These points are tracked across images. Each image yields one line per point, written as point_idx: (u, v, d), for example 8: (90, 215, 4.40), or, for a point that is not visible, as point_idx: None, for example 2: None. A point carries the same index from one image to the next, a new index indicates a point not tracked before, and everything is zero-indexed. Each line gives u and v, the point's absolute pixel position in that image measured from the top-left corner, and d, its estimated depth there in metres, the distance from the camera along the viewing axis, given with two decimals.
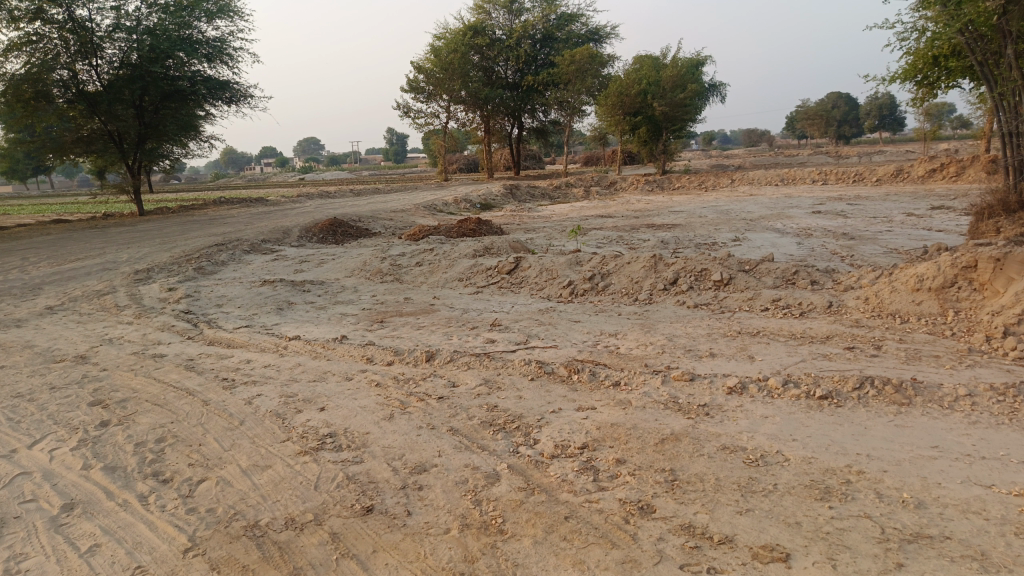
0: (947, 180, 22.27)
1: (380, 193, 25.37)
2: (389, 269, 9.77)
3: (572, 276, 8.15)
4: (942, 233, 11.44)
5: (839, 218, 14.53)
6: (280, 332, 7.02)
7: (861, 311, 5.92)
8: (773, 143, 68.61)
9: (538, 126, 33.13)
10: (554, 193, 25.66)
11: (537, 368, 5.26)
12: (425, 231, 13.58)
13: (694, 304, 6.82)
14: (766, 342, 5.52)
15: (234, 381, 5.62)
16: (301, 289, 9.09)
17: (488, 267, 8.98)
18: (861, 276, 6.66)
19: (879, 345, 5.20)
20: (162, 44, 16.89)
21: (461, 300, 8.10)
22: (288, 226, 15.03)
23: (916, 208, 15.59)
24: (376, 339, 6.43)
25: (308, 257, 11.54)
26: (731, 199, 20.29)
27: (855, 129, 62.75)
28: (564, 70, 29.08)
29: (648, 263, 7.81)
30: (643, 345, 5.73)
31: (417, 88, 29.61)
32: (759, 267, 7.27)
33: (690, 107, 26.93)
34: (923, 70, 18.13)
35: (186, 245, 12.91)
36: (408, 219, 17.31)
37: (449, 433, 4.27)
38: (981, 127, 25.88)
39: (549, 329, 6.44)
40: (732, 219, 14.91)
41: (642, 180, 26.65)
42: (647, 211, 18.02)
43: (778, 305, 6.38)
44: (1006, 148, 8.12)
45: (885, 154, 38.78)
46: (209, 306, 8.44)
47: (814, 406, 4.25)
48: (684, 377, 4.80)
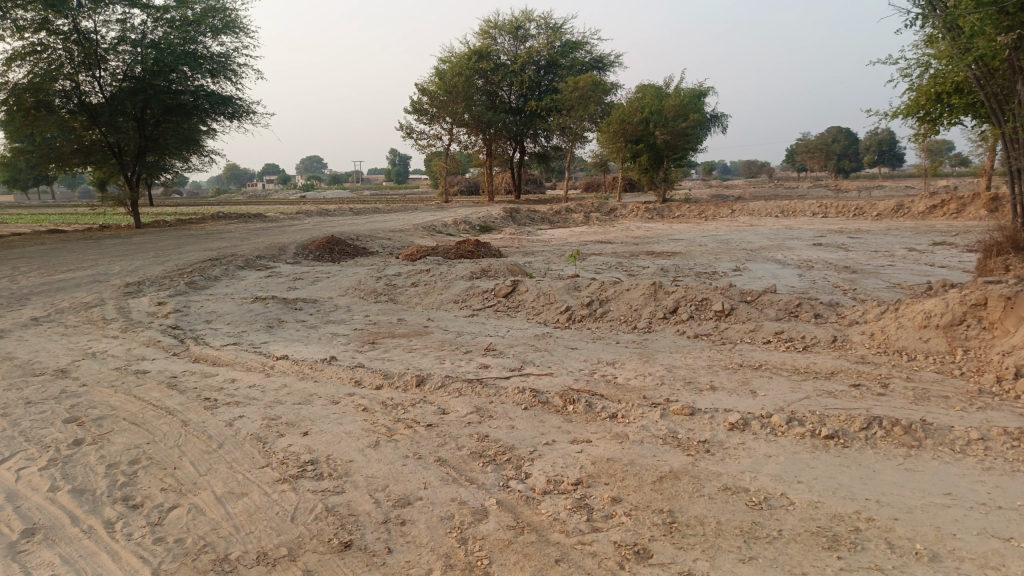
0: (948, 216, 22.23)
1: (379, 212, 25.30)
2: (384, 289, 9.59)
3: (570, 301, 7.98)
4: (945, 269, 11.32)
5: (840, 251, 14.43)
6: (268, 351, 6.83)
7: (866, 347, 5.74)
8: (773, 175, 68.93)
9: (540, 151, 33.19)
10: (554, 218, 25.60)
11: (531, 397, 5.06)
12: (422, 252, 13.43)
13: (694, 334, 6.64)
14: (769, 376, 5.34)
15: (216, 401, 5.41)
16: (293, 307, 8.91)
17: (485, 290, 8.81)
18: (866, 310, 6.50)
19: (886, 383, 5.01)
20: (166, 57, 16.77)
21: (456, 323, 7.92)
22: (285, 242, 14.87)
23: (918, 243, 15.50)
24: (366, 361, 6.24)
25: (302, 274, 11.38)
26: (731, 228, 20.21)
27: (855, 164, 63.12)
28: (567, 96, 29.17)
29: (647, 290, 7.64)
30: (641, 375, 5.55)
31: (420, 110, 29.68)
32: (761, 298, 7.10)
33: (692, 136, 27.34)
34: (926, 106, 18.15)
35: (180, 259, 12.74)
36: (406, 239, 17.18)
37: (436, 464, 4.07)
38: (982, 166, 25.93)
39: (545, 356, 6.26)
40: (732, 249, 14.79)
41: (643, 208, 26.61)
42: (647, 238, 17.91)
43: (781, 338, 6.20)
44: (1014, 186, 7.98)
45: (885, 189, 38.91)
46: (197, 322, 8.24)
47: (820, 446, 4.06)
48: (683, 411, 4.61)
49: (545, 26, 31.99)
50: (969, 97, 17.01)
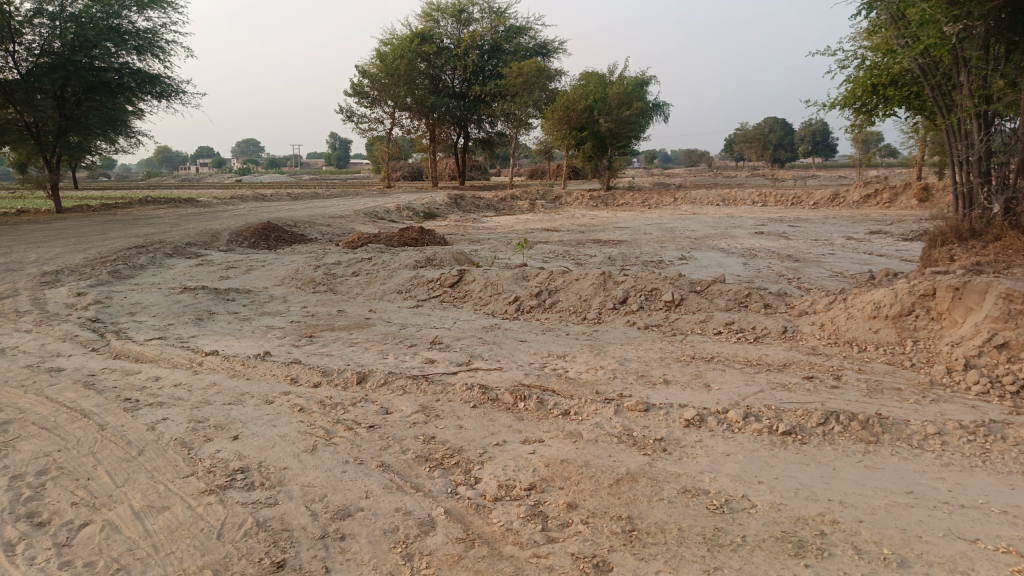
0: (881, 206, 22.89)
1: (319, 198, 24.59)
2: (323, 279, 9.19)
3: (518, 291, 7.76)
4: (883, 258, 11.54)
5: (782, 239, 14.62)
6: (197, 346, 6.39)
7: (817, 338, 5.69)
8: (712, 164, 70.22)
9: (484, 137, 32.82)
10: (499, 204, 25.35)
11: (479, 394, 4.82)
12: (364, 239, 12.99)
13: (644, 325, 6.50)
14: (722, 368, 5.22)
15: (137, 403, 4.99)
16: (225, 298, 8.43)
17: (429, 279, 8.51)
18: (814, 300, 6.46)
19: (838, 375, 4.95)
20: (88, 31, 15.77)
21: (400, 314, 7.61)
22: (218, 228, 14.21)
23: (855, 232, 15.83)
24: (304, 356, 5.89)
25: (237, 262, 10.84)
26: (674, 216, 20.34)
27: (789, 154, 64.92)
28: (512, 82, 28.86)
29: (597, 280, 7.47)
30: (593, 369, 5.36)
31: (361, 93, 28.96)
32: (711, 288, 7.01)
33: (635, 124, 27.44)
34: (862, 98, 18.56)
35: (103, 247, 11.99)
36: (347, 226, 16.67)
37: (379, 470, 3.79)
38: (912, 157, 26.82)
39: (493, 349, 6.02)
40: (677, 237, 14.81)
41: (587, 195, 26.60)
42: (592, 226, 17.84)
43: (732, 329, 6.10)
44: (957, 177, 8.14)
45: (820, 178, 39.98)
46: (120, 314, 7.70)
47: (778, 443, 3.93)
48: (638, 407, 4.44)
49: (489, 10, 31.51)
50: (903, 88, 17.46)
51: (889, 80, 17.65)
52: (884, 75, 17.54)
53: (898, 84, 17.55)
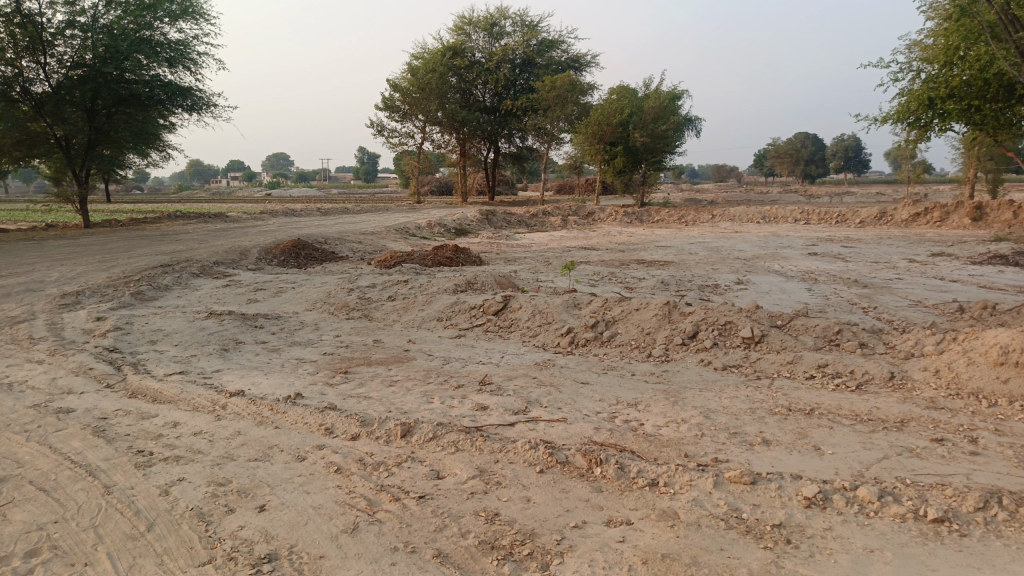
0: (932, 225, 21.81)
1: (349, 213, 24.11)
2: (357, 303, 8.53)
3: (570, 322, 7.03)
4: (959, 284, 10.63)
5: (839, 261, 13.71)
6: (221, 384, 5.73)
7: (933, 387, 4.88)
8: (743, 179, 69.06)
9: (515, 152, 32.19)
10: (532, 221, 24.69)
11: (546, 454, 4.08)
12: (397, 258, 12.40)
13: (722, 365, 5.75)
14: (828, 426, 4.45)
15: (151, 456, 4.34)
16: (252, 324, 7.82)
17: (472, 306, 7.81)
18: (919, 340, 5.65)
19: (974, 438, 4.13)
20: (120, 43, 15.46)
21: (441, 346, 6.92)
22: (246, 245, 13.68)
23: (915, 255, 14.84)
24: (340, 399, 5.21)
25: (265, 283, 10.25)
26: (717, 235, 19.47)
27: (821, 170, 63.65)
28: (544, 96, 28.22)
29: (661, 310, 6.72)
30: (673, 423, 4.62)
31: (392, 107, 28.45)
32: (794, 322, 6.24)
33: (671, 139, 26.68)
34: (917, 111, 17.82)
35: (128, 265, 11.48)
36: (378, 242, 16.09)
37: (435, 563, 3.08)
38: (964, 174, 25.66)
39: (553, 394, 5.27)
40: (725, 257, 14.00)
41: (621, 211, 25.81)
42: (632, 245, 17.03)
43: (827, 374, 5.33)
44: None
45: (856, 196, 38.80)
46: (139, 343, 7.10)
47: (930, 535, 3.15)
48: (742, 479, 3.69)
49: (521, 24, 31.04)
50: (963, 102, 16.81)
51: (948, 92, 17.02)
52: (943, 87, 16.95)
53: (957, 97, 16.92)
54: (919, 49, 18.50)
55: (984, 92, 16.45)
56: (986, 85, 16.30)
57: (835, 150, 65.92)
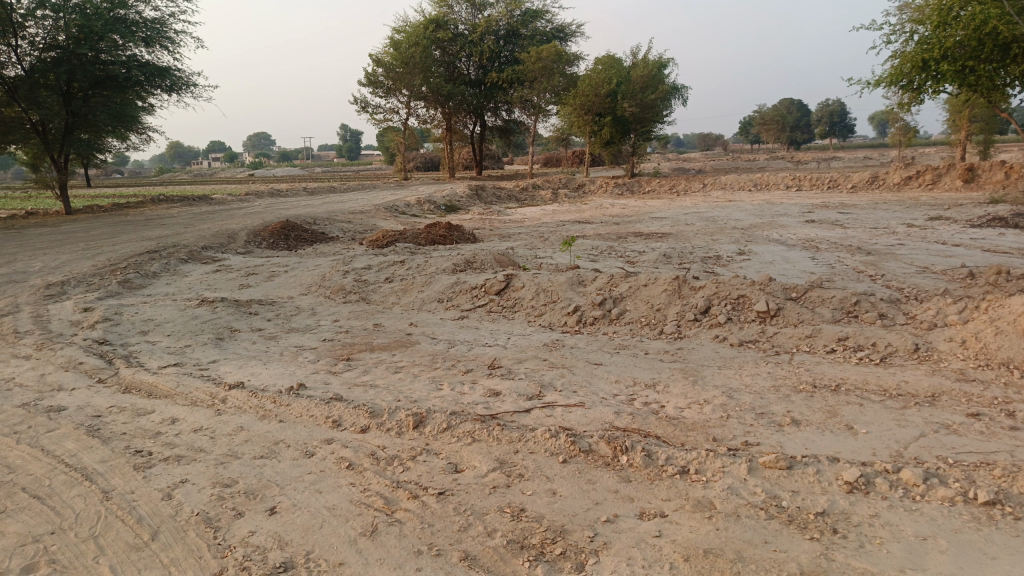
0: (924, 188, 21.67)
1: (336, 192, 23.67)
2: (354, 286, 8.27)
3: (577, 299, 6.81)
4: (962, 248, 10.48)
5: (837, 228, 13.53)
6: (218, 376, 5.49)
7: (960, 359, 4.73)
8: (729, 147, 68.73)
9: (501, 125, 31.70)
10: (522, 195, 24.34)
11: (568, 443, 3.88)
12: (390, 237, 12.11)
13: (738, 341, 5.58)
14: (858, 403, 4.29)
15: (151, 457, 4.11)
16: (246, 311, 7.56)
17: (473, 286, 7.58)
18: (941, 309, 5.50)
19: (1011, 412, 3.97)
20: (93, 23, 14.92)
21: (444, 328, 6.69)
22: (234, 228, 13.33)
23: (913, 219, 14.68)
24: (345, 389, 4.99)
25: (257, 267, 9.96)
26: (710, 204, 19.24)
27: (806, 136, 63.43)
28: (530, 67, 27.71)
29: (670, 286, 6.53)
30: (695, 404, 4.44)
31: (375, 83, 27.84)
32: (809, 295, 6.07)
33: (659, 108, 26.29)
34: (911, 73, 17.63)
35: (113, 253, 11.14)
36: (368, 221, 15.77)
37: (463, 567, 2.89)
38: (955, 135, 25.48)
39: (566, 376, 5.07)
40: (722, 227, 13.80)
41: (612, 183, 25.51)
42: (626, 216, 16.76)
43: (848, 348, 5.18)
44: None
45: (844, 160, 38.61)
46: (130, 334, 6.83)
47: (984, 519, 2.98)
48: (777, 464, 3.52)
49: None
50: (957, 63, 16.55)
51: (942, 54, 16.76)
52: (937, 48, 16.65)
53: (952, 58, 16.65)
54: (910, 10, 18.20)
55: (978, 53, 16.19)
56: (980, 45, 16.00)
57: (820, 115, 65.60)
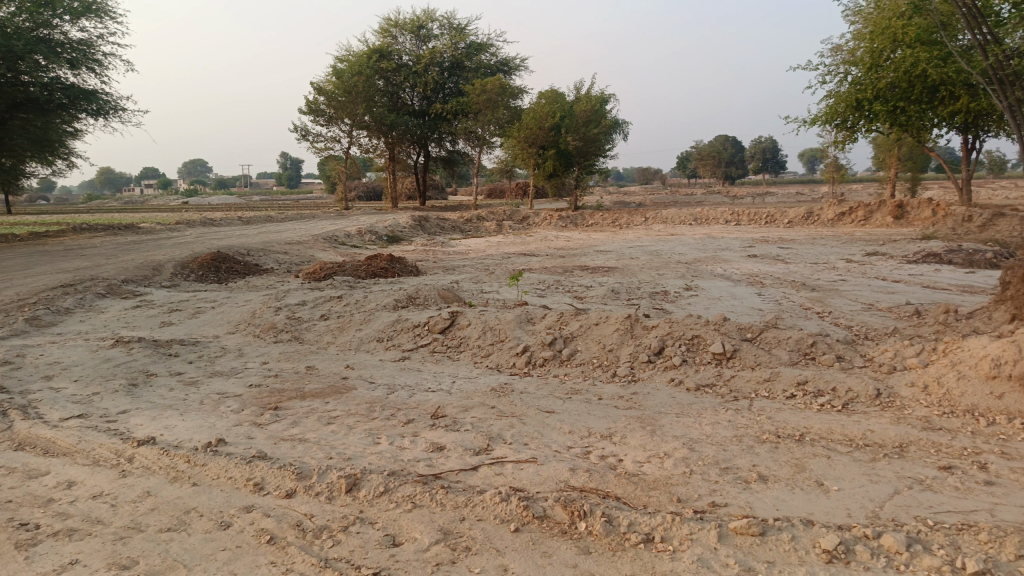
0: (856, 224, 22.29)
1: (273, 222, 22.86)
2: (286, 324, 7.74)
3: (526, 339, 6.46)
4: (903, 285, 10.60)
5: (779, 263, 13.63)
6: (126, 430, 4.90)
7: (924, 405, 4.55)
8: (668, 182, 70.29)
9: (445, 155, 31.44)
10: (466, 226, 24.03)
11: (520, 508, 3.50)
12: (327, 269, 11.59)
13: (695, 386, 5.32)
14: (826, 455, 4.03)
15: (38, 530, 3.54)
16: (166, 352, 6.94)
17: (415, 324, 7.16)
18: (898, 351, 5.36)
19: (983, 464, 3.77)
20: (13, 42, 14.06)
21: (384, 371, 6.24)
22: (159, 259, 12.55)
23: (851, 254, 14.94)
24: (271, 445, 4.50)
25: (182, 302, 9.31)
26: (654, 238, 19.27)
27: (740, 172, 65.38)
28: (474, 99, 27.63)
29: (623, 325, 6.25)
30: (655, 458, 4.13)
31: (316, 110, 27.14)
32: (765, 335, 5.88)
33: (602, 142, 26.49)
34: (845, 113, 18.25)
35: (23, 286, 10.27)
36: (306, 253, 15.17)
37: None
38: (884, 173, 26.43)
39: (515, 426, 4.70)
40: (668, 262, 13.74)
41: (556, 215, 25.48)
42: (572, 249, 16.60)
43: (807, 392, 4.99)
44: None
45: (777, 196, 39.72)
46: (32, 380, 6.16)
47: None
48: (749, 530, 3.21)
49: (448, 27, 30.43)
50: (889, 103, 17.27)
51: (874, 94, 17.47)
52: (870, 89, 17.40)
53: (883, 98, 17.38)
54: (843, 52, 18.90)
55: (908, 93, 16.98)
56: (910, 87, 16.89)
57: (754, 153, 67.79)
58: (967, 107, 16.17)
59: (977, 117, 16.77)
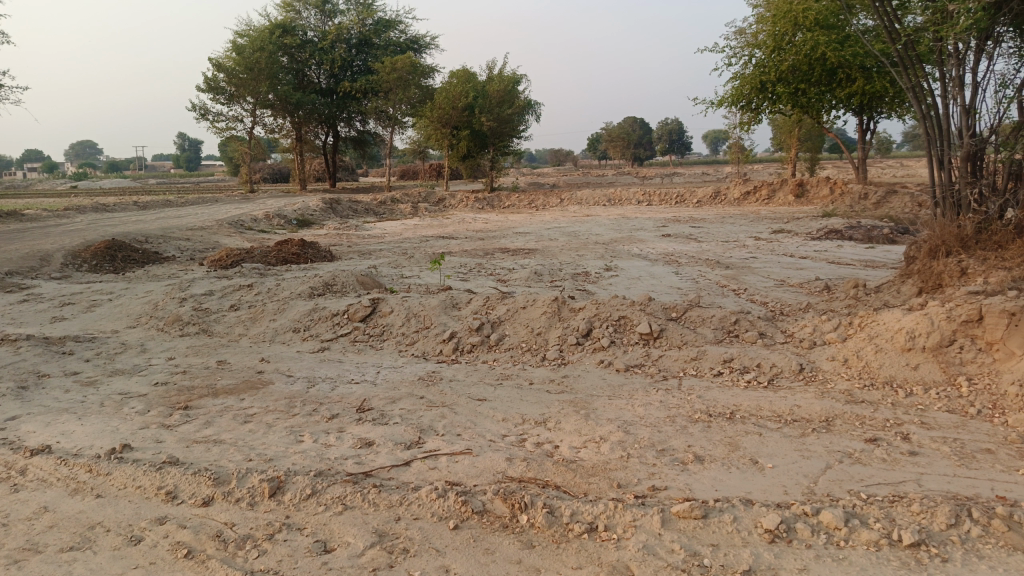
0: (760, 203, 23.13)
1: (172, 206, 21.60)
2: (193, 316, 7.26)
3: (452, 325, 6.30)
4: (810, 261, 11.02)
5: (692, 242, 13.95)
6: (16, 438, 4.44)
7: (845, 378, 4.69)
8: (579, 163, 71.05)
9: (355, 136, 30.56)
10: (379, 209, 23.47)
11: (458, 503, 3.34)
12: (235, 256, 11.01)
13: (625, 366, 5.30)
14: (757, 432, 4.07)
15: None
16: (58, 350, 6.37)
17: (334, 312, 6.85)
18: (817, 326, 5.51)
19: (906, 435, 3.90)
20: None
21: (302, 363, 5.94)
22: (46, 248, 11.59)
23: (758, 232, 15.46)
24: (182, 448, 4.17)
25: (75, 294, 8.60)
26: (570, 219, 19.37)
27: (648, 153, 66.81)
28: (384, 78, 26.91)
29: (550, 307, 6.16)
30: (591, 443, 4.06)
31: (215, 88, 25.80)
32: (689, 315, 5.92)
33: (515, 123, 26.37)
34: (750, 95, 18.78)
35: None
36: (210, 239, 14.39)
37: None
38: (785, 154, 27.52)
39: (447, 417, 4.54)
40: (586, 242, 13.82)
41: (472, 197, 25.25)
42: (490, 231, 16.46)
43: (734, 369, 5.05)
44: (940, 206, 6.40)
45: (684, 176, 40.80)
46: None
47: (914, 565, 2.76)
48: (692, 513, 3.17)
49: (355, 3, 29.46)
50: (792, 85, 17.92)
51: (777, 76, 18.06)
52: (773, 71, 17.97)
53: (786, 81, 18.00)
54: (747, 35, 19.43)
55: (808, 76, 17.69)
56: (810, 69, 17.60)
57: (661, 134, 69.39)
58: (862, 89, 17.12)
59: (871, 100, 17.64)
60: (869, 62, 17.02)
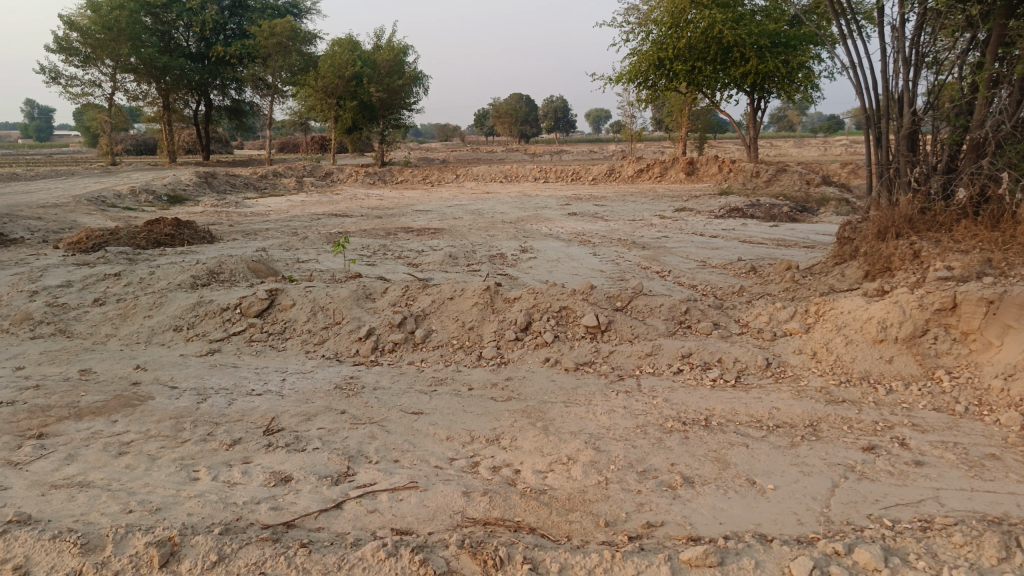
0: (654, 181, 23.25)
1: (19, 180, 19.06)
2: (46, 313, 6.02)
3: (368, 320, 5.49)
4: (722, 240, 10.89)
5: (599, 221, 13.61)
6: None
7: (817, 374, 4.32)
8: (467, 139, 70.02)
9: (230, 105, 28.29)
10: (261, 183, 21.77)
11: (415, 563, 2.63)
12: (98, 237, 9.54)
13: (574, 365, 4.72)
14: (744, 443, 3.58)
15: None
16: None
17: (225, 307, 5.84)
18: (774, 313, 5.11)
19: (902, 440, 3.53)
20: None
21: (190, 371, 4.96)
22: None
23: (662, 210, 15.35)
24: (34, 499, 3.17)
25: None
26: (469, 197, 18.57)
27: (534, 130, 66.73)
28: (262, 43, 24.88)
29: (482, 297, 5.47)
30: (558, 465, 3.44)
31: (68, 49, 23.05)
32: (635, 304, 5.41)
33: (406, 94, 25.17)
34: (647, 72, 18.61)
35: None
36: (66, 218, 12.57)
37: None
38: (675, 133, 27.89)
39: (378, 439, 3.79)
40: (492, 221, 13.14)
41: (362, 171, 24.00)
42: (387, 209, 15.46)
43: (695, 366, 4.57)
44: (879, 184, 6.25)
45: (573, 154, 40.81)
46: None
47: None
48: (707, 560, 2.60)
49: None
50: (688, 63, 17.87)
51: (674, 53, 17.94)
52: (670, 48, 17.82)
53: (683, 58, 17.88)
54: (643, 12, 19.24)
55: (704, 54, 17.70)
56: (706, 48, 17.61)
57: (547, 111, 69.49)
58: (756, 68, 17.30)
59: (763, 80, 17.86)
60: (762, 42, 17.27)
